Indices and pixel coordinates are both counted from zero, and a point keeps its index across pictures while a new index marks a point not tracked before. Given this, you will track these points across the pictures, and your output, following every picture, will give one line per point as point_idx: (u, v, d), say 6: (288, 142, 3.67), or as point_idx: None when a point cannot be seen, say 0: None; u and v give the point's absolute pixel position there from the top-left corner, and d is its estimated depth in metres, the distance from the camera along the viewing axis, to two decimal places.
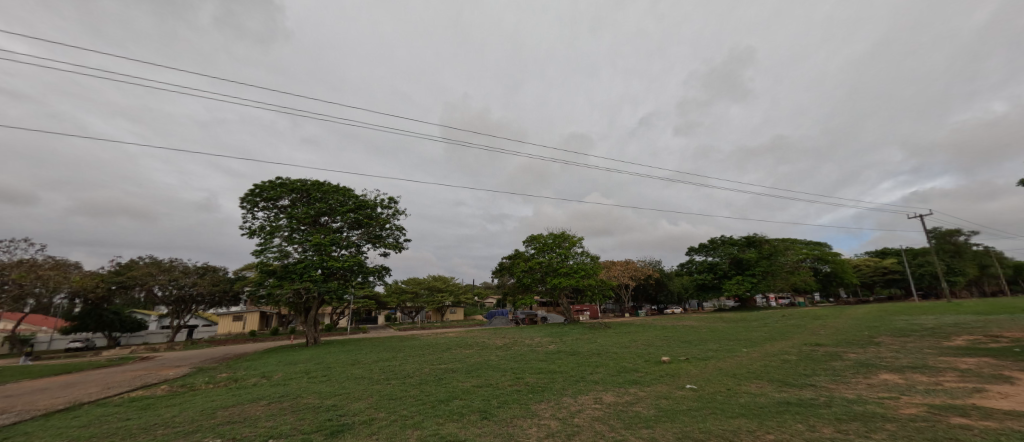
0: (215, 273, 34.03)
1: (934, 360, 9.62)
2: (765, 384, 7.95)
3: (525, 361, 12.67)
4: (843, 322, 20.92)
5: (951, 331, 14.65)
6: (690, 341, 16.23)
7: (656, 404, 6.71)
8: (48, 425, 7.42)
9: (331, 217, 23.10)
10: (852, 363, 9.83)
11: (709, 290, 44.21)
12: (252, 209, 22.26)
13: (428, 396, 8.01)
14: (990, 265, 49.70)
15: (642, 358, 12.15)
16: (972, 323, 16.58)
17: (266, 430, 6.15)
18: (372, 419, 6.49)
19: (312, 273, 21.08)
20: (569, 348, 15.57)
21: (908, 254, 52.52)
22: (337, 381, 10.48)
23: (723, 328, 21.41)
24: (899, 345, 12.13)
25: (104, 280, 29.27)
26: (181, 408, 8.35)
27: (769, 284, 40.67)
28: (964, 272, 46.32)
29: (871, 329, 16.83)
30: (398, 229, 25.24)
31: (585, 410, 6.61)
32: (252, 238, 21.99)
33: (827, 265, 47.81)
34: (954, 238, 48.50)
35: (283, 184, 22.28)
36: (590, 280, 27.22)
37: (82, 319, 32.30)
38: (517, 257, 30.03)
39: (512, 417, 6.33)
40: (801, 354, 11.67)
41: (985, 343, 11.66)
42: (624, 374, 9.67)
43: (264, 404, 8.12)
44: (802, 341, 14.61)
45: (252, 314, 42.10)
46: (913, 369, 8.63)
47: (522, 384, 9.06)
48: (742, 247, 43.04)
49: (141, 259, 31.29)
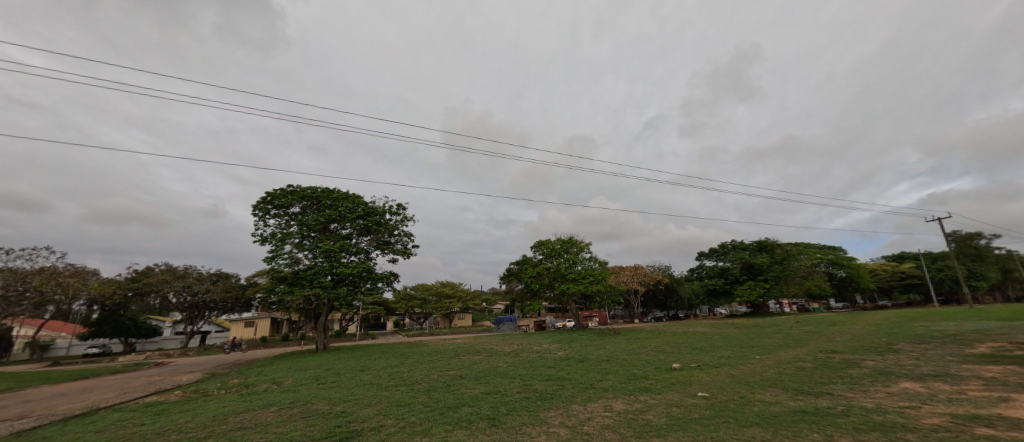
0: (228, 279, 34.59)
1: (957, 367, 9.34)
2: (779, 392, 7.80)
3: (534, 368, 12.59)
4: (860, 328, 20.30)
5: (974, 338, 14.20)
6: (702, 347, 15.92)
7: (669, 413, 6.60)
8: (66, 431, 7.57)
9: (339, 224, 23.27)
10: (871, 371, 9.60)
11: (719, 295, 43.22)
12: (264, 217, 22.70)
13: (436, 403, 8.00)
14: (1015, 270, 48.06)
15: (653, 365, 11.95)
16: (998, 329, 16.05)
17: (277, 436, 6.20)
18: (382, 426, 6.52)
19: (321, 279, 21.30)
20: (579, 354, 15.41)
21: (927, 258, 51.36)
22: (347, 387, 10.54)
23: (737, 334, 20.95)
24: (919, 352, 11.80)
25: (121, 287, 30.15)
26: (194, 413, 8.44)
27: (782, 290, 39.88)
28: (987, 276, 44.50)
29: (890, 336, 16.29)
30: (406, 235, 25.47)
31: (595, 417, 6.57)
32: (264, 245, 22.35)
33: (841, 270, 46.63)
34: (973, 242, 47.36)
35: (294, 191, 22.80)
36: (598, 286, 26.88)
37: (99, 326, 33.10)
38: (525, 264, 29.77)
39: (521, 425, 6.29)
40: (817, 361, 11.42)
41: (1009, 349, 11.27)
42: (634, 381, 9.55)
43: (274, 411, 8.19)
44: (817, 348, 14.28)
45: (263, 320, 42.80)
46: (935, 377, 8.40)
47: (531, 391, 8.97)
48: (753, 252, 42.54)
49: (157, 266, 32.03)
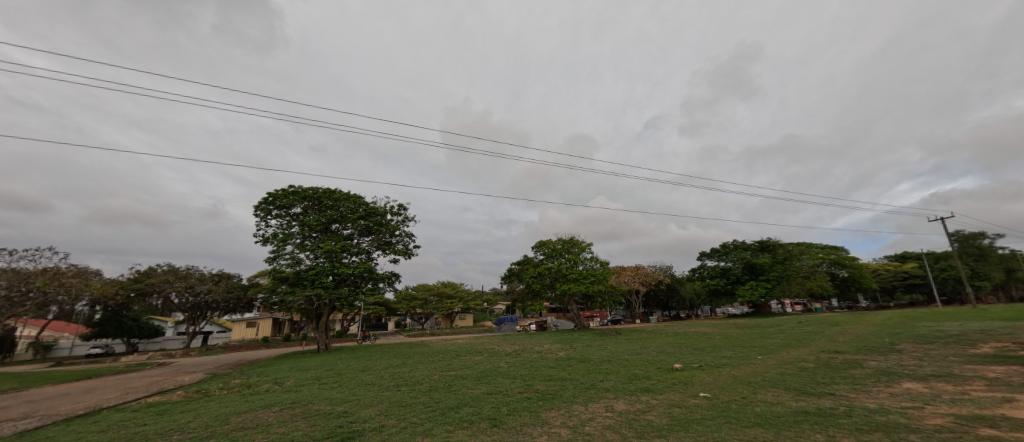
0: (230, 279, 34.63)
1: (960, 367, 9.33)
2: (782, 392, 7.79)
3: (535, 368, 12.63)
4: (862, 328, 20.32)
5: (977, 337, 14.20)
6: (703, 347, 15.94)
7: (669, 413, 6.59)
8: (69, 430, 7.63)
9: (341, 224, 23.31)
10: (873, 371, 9.57)
11: (721, 295, 43.15)
12: (266, 217, 22.81)
13: (437, 404, 8.00)
14: (1019, 270, 47.76)
15: (654, 365, 11.99)
16: (1002, 329, 16.06)
17: (279, 436, 6.23)
18: (383, 426, 6.54)
19: (322, 279, 21.41)
20: (580, 355, 15.39)
21: (930, 258, 51.27)
22: (347, 387, 10.58)
23: (738, 334, 20.88)
24: (922, 352, 11.80)
25: (123, 287, 30.33)
26: (195, 413, 8.46)
27: (784, 290, 39.69)
28: (990, 276, 44.26)
29: (892, 336, 16.30)
30: (408, 235, 25.56)
31: (597, 417, 6.55)
32: (265, 245, 22.42)
33: (844, 270, 46.44)
34: (976, 242, 47.17)
35: (296, 192, 22.87)
36: (600, 286, 26.83)
37: (102, 326, 33.28)
38: (526, 264, 29.73)
39: (522, 425, 6.28)
40: (819, 361, 11.43)
41: (1012, 350, 11.19)
42: (636, 382, 9.54)
43: (277, 410, 8.24)
44: (820, 348, 14.28)
45: (264, 321, 42.86)
46: (937, 377, 8.38)
47: (532, 391, 8.98)
48: (755, 252, 42.45)
49: (159, 266, 32.19)
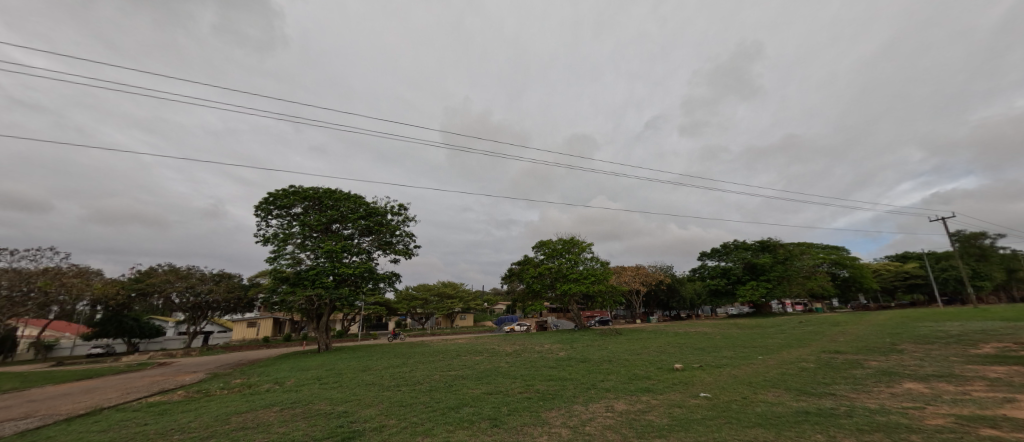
0: (231, 279, 34.66)
1: (961, 368, 9.32)
2: (783, 392, 7.78)
3: (535, 368, 12.64)
4: (863, 328, 20.32)
5: (977, 338, 14.20)
6: (703, 347, 15.95)
7: (670, 413, 6.58)
8: (70, 430, 7.64)
9: (341, 224, 23.32)
10: (874, 371, 9.56)
11: (722, 295, 43.09)
12: (266, 217, 22.82)
13: (438, 404, 8.00)
14: (1020, 270, 47.70)
15: (655, 365, 11.99)
16: (1003, 329, 16.07)
17: (279, 436, 6.24)
18: (383, 426, 6.54)
19: (323, 279, 21.42)
20: (581, 355, 15.39)
21: (931, 258, 51.21)
22: (348, 387, 10.58)
23: (738, 334, 20.88)
24: (923, 352, 11.80)
25: (124, 287, 30.38)
26: (196, 413, 8.46)
27: (785, 290, 39.66)
28: (991, 276, 44.21)
29: (893, 336, 16.32)
30: (408, 235, 25.57)
31: (597, 418, 6.55)
32: (266, 245, 22.42)
33: (845, 270, 46.39)
34: (977, 242, 47.14)
35: (297, 192, 22.89)
36: (600, 286, 26.81)
37: (103, 326, 33.31)
38: (526, 264, 29.73)
39: (522, 425, 6.28)
40: (820, 361, 11.42)
41: (1014, 350, 11.18)
42: (636, 382, 9.54)
43: (277, 410, 8.24)
44: (820, 348, 14.28)
45: (265, 321, 42.90)
46: (938, 378, 8.37)
47: (532, 391, 8.99)
48: (756, 252, 42.41)
49: (159, 266, 32.23)
